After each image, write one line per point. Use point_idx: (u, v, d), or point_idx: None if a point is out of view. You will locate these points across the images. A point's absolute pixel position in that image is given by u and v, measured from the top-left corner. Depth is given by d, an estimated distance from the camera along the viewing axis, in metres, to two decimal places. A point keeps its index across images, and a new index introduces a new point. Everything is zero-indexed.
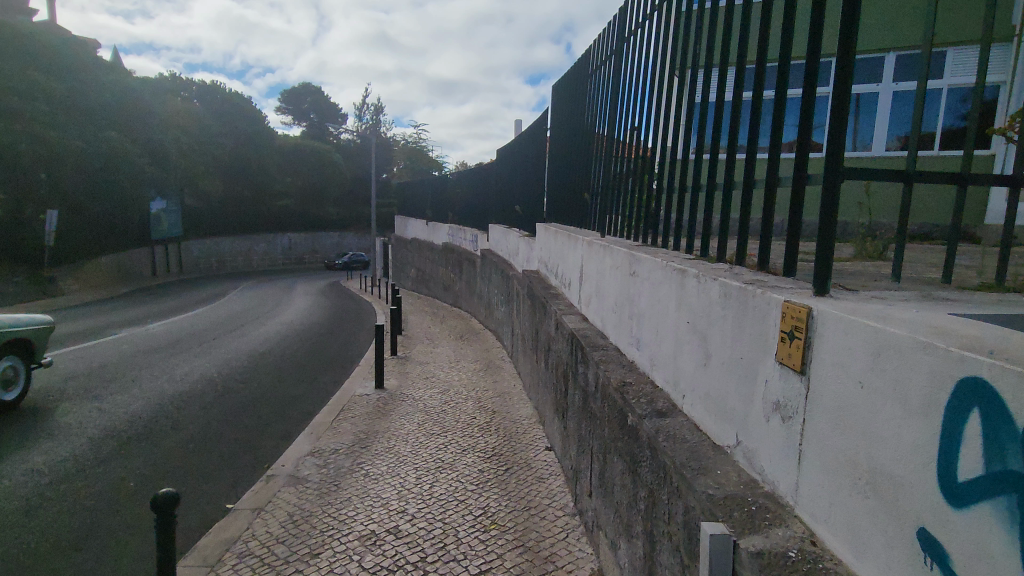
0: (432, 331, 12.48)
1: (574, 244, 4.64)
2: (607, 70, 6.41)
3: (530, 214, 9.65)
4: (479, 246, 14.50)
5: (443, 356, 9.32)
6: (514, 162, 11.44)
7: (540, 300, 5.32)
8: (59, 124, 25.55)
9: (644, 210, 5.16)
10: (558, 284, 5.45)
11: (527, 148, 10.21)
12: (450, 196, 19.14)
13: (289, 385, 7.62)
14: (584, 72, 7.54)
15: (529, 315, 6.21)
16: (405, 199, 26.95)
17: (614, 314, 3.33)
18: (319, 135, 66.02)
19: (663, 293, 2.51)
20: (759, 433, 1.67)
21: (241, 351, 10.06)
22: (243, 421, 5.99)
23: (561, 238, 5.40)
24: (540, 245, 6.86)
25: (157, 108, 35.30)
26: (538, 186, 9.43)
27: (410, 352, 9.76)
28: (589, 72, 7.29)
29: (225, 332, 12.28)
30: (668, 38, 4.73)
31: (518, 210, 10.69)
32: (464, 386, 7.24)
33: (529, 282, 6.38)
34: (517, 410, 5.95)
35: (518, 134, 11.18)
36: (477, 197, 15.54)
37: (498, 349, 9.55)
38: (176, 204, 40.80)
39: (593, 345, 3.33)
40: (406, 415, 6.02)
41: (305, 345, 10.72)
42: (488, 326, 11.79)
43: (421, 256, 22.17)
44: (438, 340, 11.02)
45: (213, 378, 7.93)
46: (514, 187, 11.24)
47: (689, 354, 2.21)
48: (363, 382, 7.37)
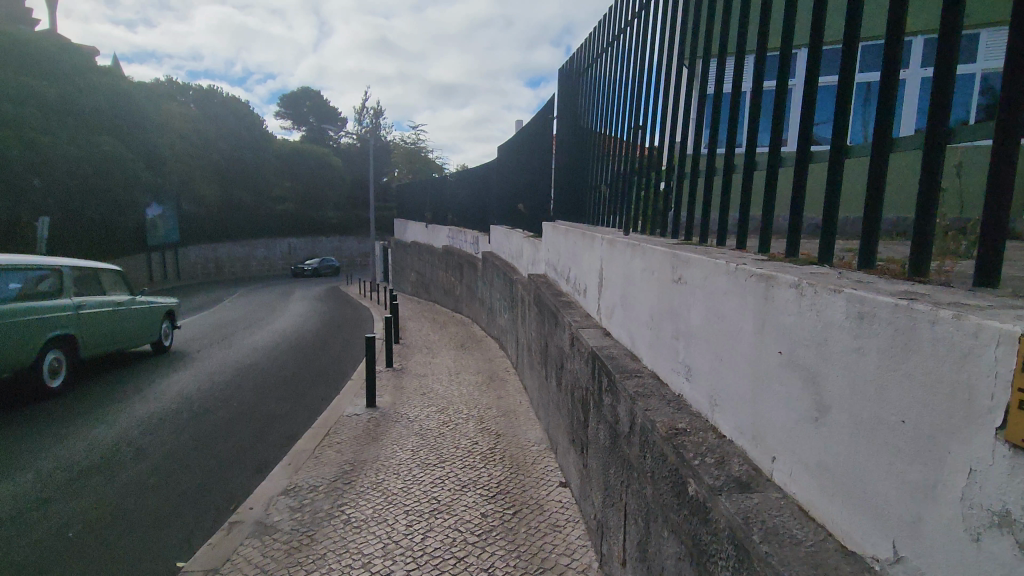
0: (432, 338, 11.82)
1: (590, 244, 3.96)
2: (610, 59, 5.84)
3: (534, 214, 9.00)
4: (480, 249, 13.82)
5: (442, 368, 8.64)
6: (516, 160, 10.80)
7: (550, 308, 4.66)
8: (51, 131, 25.04)
9: (649, 215, 4.62)
10: (570, 291, 4.77)
11: (531, 144, 9.53)
12: (450, 197, 18.48)
13: (274, 402, 6.97)
14: (586, 62, 6.94)
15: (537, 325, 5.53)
16: (404, 201, 26.30)
17: (650, 332, 2.64)
18: (318, 139, 65.59)
19: (729, 308, 1.83)
20: (954, 557, 0.99)
21: (227, 364, 9.41)
22: (216, 448, 5.32)
23: (572, 238, 4.73)
24: (547, 248, 6.19)
25: (153, 114, 34.79)
26: (543, 184, 8.76)
27: (407, 363, 9.08)
28: (591, 61, 6.69)
29: (212, 343, 11.61)
30: (670, 25, 4.19)
31: (520, 210, 10.05)
32: (465, 403, 6.56)
33: (536, 288, 5.70)
34: (524, 434, 5.26)
35: (521, 130, 10.51)
36: (478, 198, 14.86)
37: (503, 359, 8.89)
38: (173, 210, 40.26)
39: (623, 371, 2.64)
40: (399, 440, 5.32)
41: (297, 356, 10.06)
42: (491, 334, 11.11)
43: (421, 260, 21.51)
44: (438, 349, 10.34)
45: (191, 395, 7.28)
46: (516, 187, 10.60)
47: (779, 399, 1.53)
48: (354, 400, 6.69)
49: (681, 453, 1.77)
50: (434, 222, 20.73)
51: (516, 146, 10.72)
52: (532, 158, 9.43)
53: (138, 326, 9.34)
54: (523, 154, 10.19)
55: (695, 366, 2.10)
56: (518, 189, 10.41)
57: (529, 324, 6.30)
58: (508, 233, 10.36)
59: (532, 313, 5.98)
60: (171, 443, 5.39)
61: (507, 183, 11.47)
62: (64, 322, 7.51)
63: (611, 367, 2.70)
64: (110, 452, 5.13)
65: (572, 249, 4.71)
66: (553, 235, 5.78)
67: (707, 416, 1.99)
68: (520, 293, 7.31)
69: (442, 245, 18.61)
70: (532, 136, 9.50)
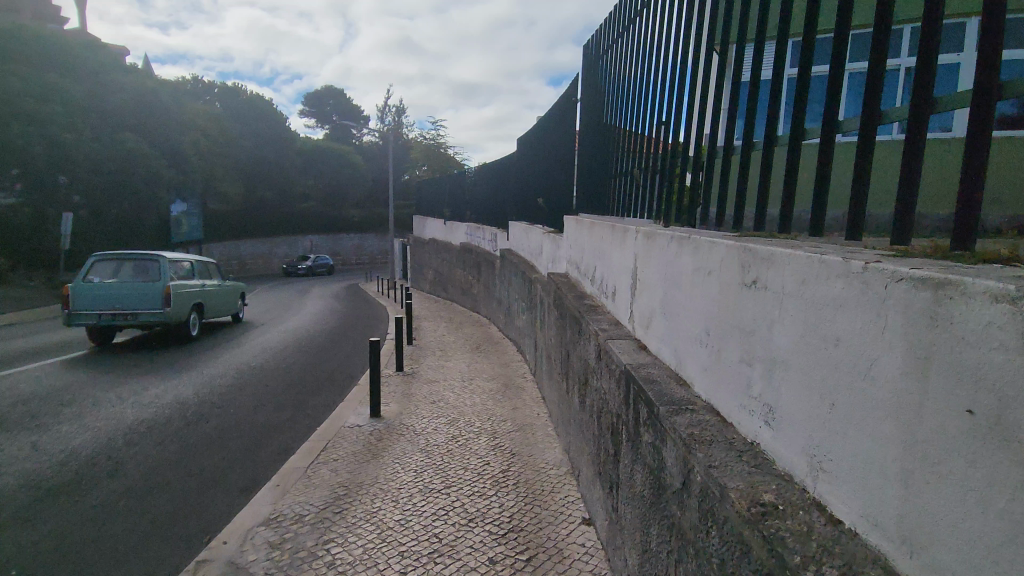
0: (447, 340, 11.27)
1: (621, 238, 3.34)
2: (629, 41, 5.27)
3: (555, 209, 8.39)
4: (498, 246, 13.27)
5: (455, 372, 8.09)
6: (535, 151, 10.19)
7: (572, 311, 4.06)
8: (76, 127, 25.17)
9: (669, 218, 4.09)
10: (595, 292, 4.16)
11: (551, 135, 8.93)
12: (468, 194, 17.98)
13: (275, 409, 6.50)
14: (604, 45, 6.36)
15: (557, 330, 4.92)
16: (423, 198, 25.81)
17: (701, 350, 2.05)
18: (341, 138, 65.84)
19: (852, 334, 1.20)
20: None
21: (231, 365, 8.99)
22: (202, 463, 4.83)
23: (597, 234, 4.13)
24: (569, 245, 5.58)
25: (177, 111, 35.01)
26: (562, 177, 8.16)
27: (419, 366, 8.56)
28: (609, 45, 6.12)
29: (221, 343, 11.23)
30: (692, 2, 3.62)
31: (539, 206, 9.47)
32: (477, 414, 5.99)
33: (555, 289, 5.10)
34: (542, 454, 4.66)
35: (540, 121, 9.91)
36: (497, 193, 14.24)
37: (520, 364, 8.29)
38: (196, 207, 40.50)
39: (668, 401, 2.03)
40: (401, 458, 4.76)
41: (306, 357, 9.62)
42: (509, 336, 10.52)
43: (438, 258, 21.04)
44: (452, 352, 9.77)
45: (187, 400, 6.84)
46: (535, 181, 9.99)
47: (968, 498, 0.91)
48: (357, 408, 6.17)
49: (779, 552, 1.17)
50: (453, 219, 20.19)
51: (536, 137, 10.11)
52: (552, 149, 8.82)
53: (221, 303, 12.78)
54: (542, 146, 9.58)
55: (781, 407, 1.50)
56: (537, 183, 9.80)
57: (547, 329, 5.70)
58: (526, 229, 9.78)
59: (552, 315, 5.35)
60: (154, 456, 4.92)
61: (526, 177, 10.88)
62: (185, 301, 11.00)
63: (653, 394, 2.10)
64: (87, 466, 4.67)
65: (597, 245, 4.11)
66: (576, 227, 5.16)
67: (802, 482, 1.39)
68: (539, 293, 6.70)
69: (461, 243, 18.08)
70: (551, 126, 8.89)
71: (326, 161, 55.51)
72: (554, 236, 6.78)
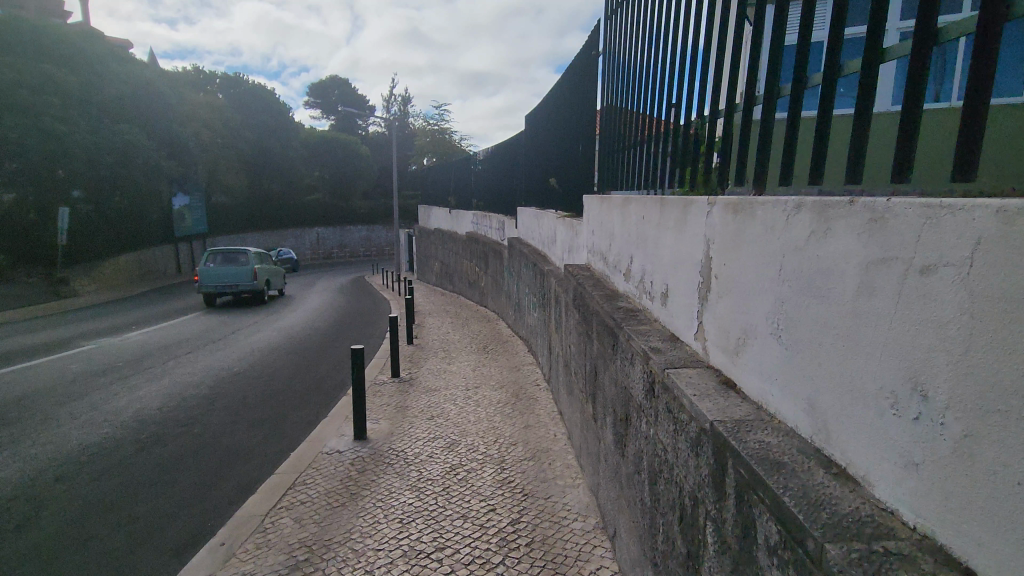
0: (453, 338, 10.29)
1: (680, 214, 2.32)
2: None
3: (568, 192, 7.37)
4: (506, 235, 12.30)
5: (457, 377, 7.17)
6: (546, 128, 9.12)
7: (602, 317, 3.04)
8: (73, 119, 24.33)
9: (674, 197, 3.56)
10: (633, 290, 3.15)
11: (562, 108, 7.93)
12: (473, 180, 16.99)
13: (246, 427, 5.56)
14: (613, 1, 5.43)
15: (580, 338, 3.90)
16: (429, 186, 24.67)
17: (888, 422, 1.06)
18: (347, 128, 65.04)
19: None
20: None
21: (211, 370, 8.11)
22: (142, 505, 3.93)
23: (634, 215, 3.13)
24: (590, 235, 4.57)
25: (178, 102, 34.15)
26: (574, 155, 7.19)
27: (417, 370, 7.65)
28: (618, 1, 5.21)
29: (206, 344, 10.26)
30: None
31: (551, 188, 8.44)
32: (482, 433, 5.04)
33: (574, 284, 4.14)
34: (561, 497, 3.67)
35: (548, 94, 8.90)
36: (506, 178, 13.16)
37: (532, 367, 7.32)
38: (200, 201, 39.84)
39: (839, 527, 1.03)
40: (383, 499, 3.82)
41: (296, 361, 8.64)
42: (519, 334, 9.53)
43: (444, 248, 20.11)
44: (457, 353, 8.83)
45: (149, 415, 5.96)
46: (546, 161, 8.95)
47: None
48: (339, 427, 5.26)
49: None
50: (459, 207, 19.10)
51: (547, 111, 9.05)
52: (563, 124, 7.77)
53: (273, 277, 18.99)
54: (554, 122, 8.54)
55: None
56: (548, 164, 8.75)
57: (565, 334, 4.68)
58: (535, 215, 8.82)
59: (571, 318, 4.33)
60: (81, 500, 3.98)
61: (534, 158, 9.90)
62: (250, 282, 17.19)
63: (802, 510, 1.08)
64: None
65: (634, 229, 3.10)
66: (600, 209, 4.15)
67: None
68: (554, 286, 5.68)
69: (467, 232, 17.10)
70: (563, 98, 7.82)
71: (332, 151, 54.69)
72: (569, 222, 5.78)
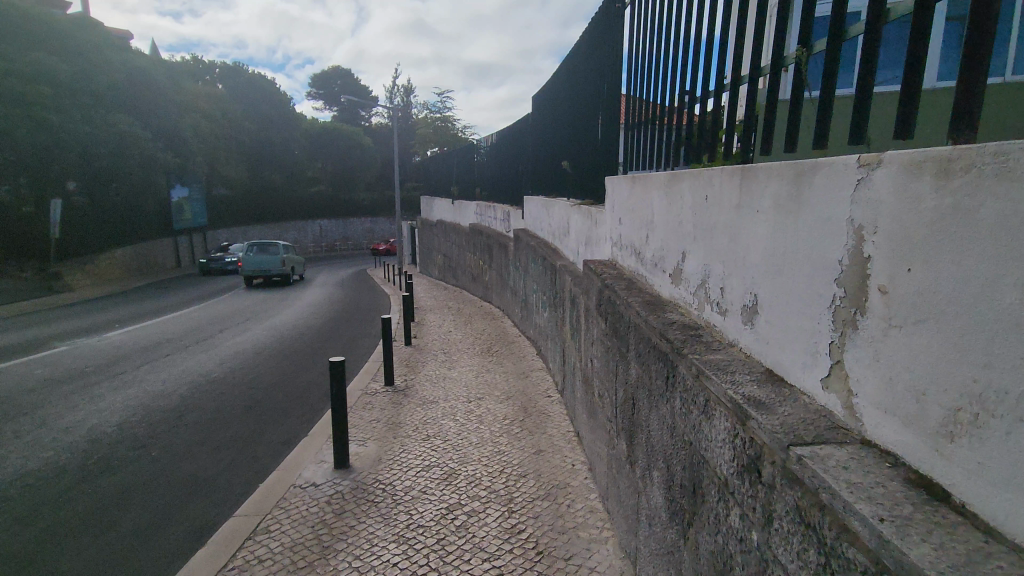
0: (455, 338, 9.56)
1: (787, 188, 1.50)
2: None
3: (581, 178, 6.64)
4: (512, 227, 11.54)
5: (459, 385, 6.45)
6: (556, 108, 8.32)
7: (649, 336, 2.22)
8: (65, 109, 23.44)
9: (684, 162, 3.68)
10: (685, 293, 2.35)
11: (573, 85, 7.15)
12: (478, 169, 16.14)
13: (216, 447, 4.86)
14: None
15: (608, 355, 3.09)
16: (432, 174, 23.77)
17: None
18: (350, 119, 64.03)
19: None
20: None
21: (188, 376, 7.36)
22: (70, 563, 3.20)
23: (688, 193, 2.31)
24: (616, 225, 3.77)
25: (176, 92, 33.22)
26: (586, 138, 6.45)
27: (414, 376, 6.93)
28: None
29: (189, 345, 9.52)
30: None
31: (562, 174, 7.68)
32: (486, 460, 4.28)
33: (599, 285, 3.38)
34: (587, 559, 2.90)
35: (559, 71, 8.09)
36: (512, 166, 12.34)
37: (542, 374, 6.60)
38: (199, 193, 39.05)
39: None
40: (361, 557, 3.07)
41: (284, 365, 7.91)
42: (527, 333, 8.80)
43: (447, 240, 19.32)
44: (459, 355, 8.10)
45: (107, 433, 5.23)
46: (556, 144, 8.16)
47: None
48: (320, 450, 4.56)
49: None
50: (462, 198, 18.28)
51: (557, 90, 8.23)
52: (575, 102, 7.00)
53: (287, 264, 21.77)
54: (564, 102, 7.74)
55: None
56: (558, 147, 7.98)
57: (586, 345, 3.88)
58: (545, 205, 8.09)
59: (594, 327, 3.56)
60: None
61: (543, 143, 9.12)
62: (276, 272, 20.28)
63: None
64: None
65: (689, 212, 2.30)
66: (632, 191, 3.32)
67: None
68: (569, 285, 4.90)
69: (470, 223, 16.28)
70: (575, 73, 7.03)
71: (334, 142, 53.81)
72: (585, 211, 5.07)
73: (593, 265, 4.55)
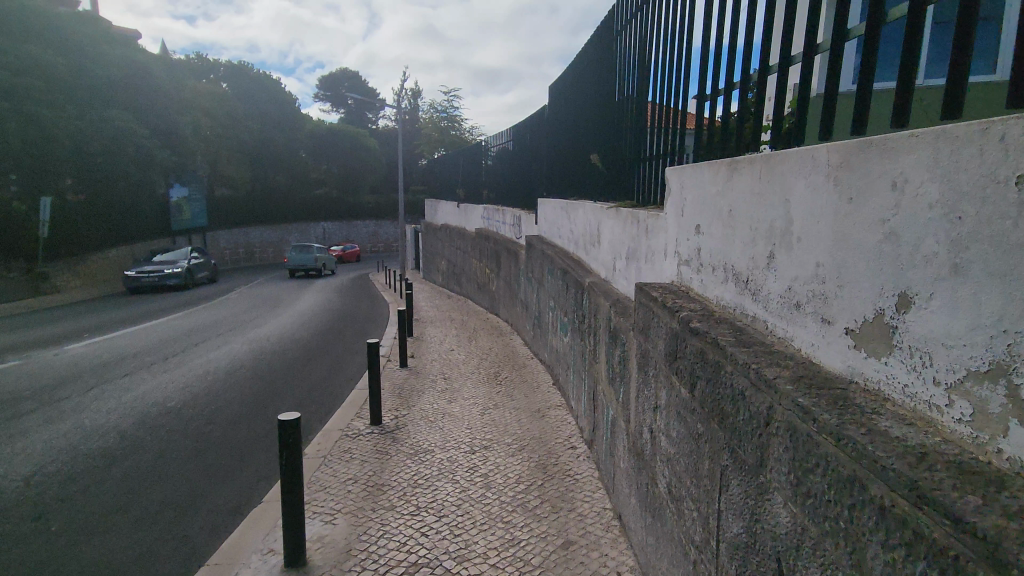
0: (456, 358, 8.39)
1: None
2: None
3: (608, 178, 5.62)
4: (522, 233, 10.52)
5: (460, 426, 5.34)
6: (578, 97, 7.18)
7: (849, 473, 1.08)
8: (57, 103, 22.46)
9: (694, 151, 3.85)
10: (903, 380, 1.19)
11: (598, 71, 6.16)
12: (485, 170, 15.09)
13: (146, 516, 3.76)
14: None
15: (694, 442, 1.96)
16: (437, 176, 22.46)
17: None
18: (356, 120, 63.20)
19: None
20: None
21: (141, 403, 6.25)
22: None
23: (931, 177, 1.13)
24: (688, 237, 2.63)
25: (177, 88, 32.28)
26: (614, 131, 5.46)
27: (407, 409, 5.86)
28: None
29: (155, 361, 8.40)
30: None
31: (586, 173, 6.55)
32: (494, 557, 3.12)
33: (669, 328, 2.26)
34: None
35: (583, 56, 7.11)
36: (523, 165, 11.24)
37: (561, 412, 5.48)
38: (199, 193, 38.09)
39: None
40: None
41: (257, 391, 6.75)
42: (539, 357, 7.64)
43: (451, 245, 18.21)
44: (461, 381, 6.99)
45: (15, 487, 4.13)
46: (578, 138, 7.01)
47: None
48: (270, 531, 3.41)
49: None
50: (468, 201, 17.22)
51: (580, 74, 7.09)
52: (603, 87, 5.89)
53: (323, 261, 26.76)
54: (589, 87, 6.61)
55: None
56: (581, 142, 6.86)
57: (641, 407, 2.74)
58: (561, 208, 7.15)
59: (657, 386, 2.45)
60: None
61: (560, 140, 8.14)
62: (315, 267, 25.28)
63: None
64: None
65: (930, 221, 1.13)
66: (727, 182, 2.18)
67: None
68: (606, 310, 3.77)
69: (476, 228, 15.20)
70: (604, 50, 5.91)
71: (339, 144, 52.98)
72: (625, 216, 3.97)
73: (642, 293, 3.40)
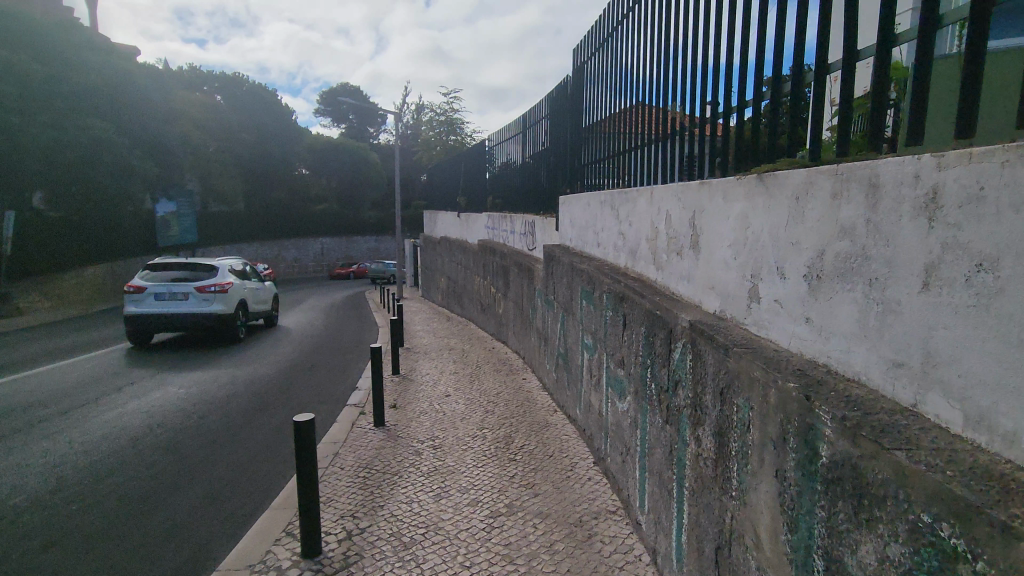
0: (454, 408, 6.28)
1: None
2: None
3: (645, 175, 4.16)
4: (533, 245, 8.68)
5: (452, 558, 3.20)
6: (602, 69, 5.69)
7: None
8: (27, 110, 20.35)
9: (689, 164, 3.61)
10: None
11: (614, 63, 5.26)
12: (488, 176, 13.24)
13: None
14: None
15: None
16: (436, 185, 20.47)
17: None
18: (358, 135, 61.38)
19: None
20: None
21: None
22: None
23: None
24: None
25: (167, 98, 30.42)
26: (639, 127, 4.47)
27: (373, 513, 3.77)
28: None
29: (44, 420, 6.25)
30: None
31: (632, 150, 4.55)
32: None
33: None
34: None
35: (589, 52, 6.23)
36: (530, 166, 9.46)
37: (615, 528, 3.36)
38: (189, 207, 36.00)
39: None
40: None
41: (153, 480, 4.59)
42: (566, 411, 5.51)
43: (450, 259, 16.18)
44: (457, 451, 4.90)
45: None
46: (609, 117, 5.33)
47: None
48: None
49: None
50: (468, 210, 15.31)
51: (605, 38, 5.59)
52: (626, 76, 4.86)
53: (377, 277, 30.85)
54: (626, 50, 5.09)
55: None
56: (617, 114, 5.07)
57: None
58: (585, 204, 5.66)
59: None
60: None
61: (575, 134, 6.56)
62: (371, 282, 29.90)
63: None
64: None
65: None
66: None
67: None
68: (783, 399, 1.59)
69: (477, 241, 13.31)
70: (633, 14, 4.85)
71: (338, 157, 51.21)
72: (794, 188, 1.85)
73: (940, 384, 1.25)
